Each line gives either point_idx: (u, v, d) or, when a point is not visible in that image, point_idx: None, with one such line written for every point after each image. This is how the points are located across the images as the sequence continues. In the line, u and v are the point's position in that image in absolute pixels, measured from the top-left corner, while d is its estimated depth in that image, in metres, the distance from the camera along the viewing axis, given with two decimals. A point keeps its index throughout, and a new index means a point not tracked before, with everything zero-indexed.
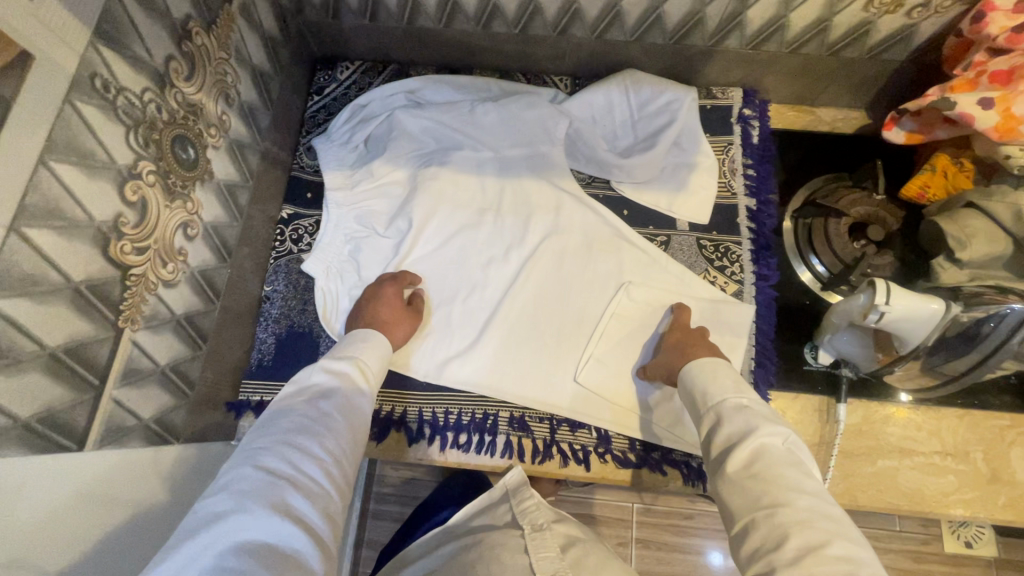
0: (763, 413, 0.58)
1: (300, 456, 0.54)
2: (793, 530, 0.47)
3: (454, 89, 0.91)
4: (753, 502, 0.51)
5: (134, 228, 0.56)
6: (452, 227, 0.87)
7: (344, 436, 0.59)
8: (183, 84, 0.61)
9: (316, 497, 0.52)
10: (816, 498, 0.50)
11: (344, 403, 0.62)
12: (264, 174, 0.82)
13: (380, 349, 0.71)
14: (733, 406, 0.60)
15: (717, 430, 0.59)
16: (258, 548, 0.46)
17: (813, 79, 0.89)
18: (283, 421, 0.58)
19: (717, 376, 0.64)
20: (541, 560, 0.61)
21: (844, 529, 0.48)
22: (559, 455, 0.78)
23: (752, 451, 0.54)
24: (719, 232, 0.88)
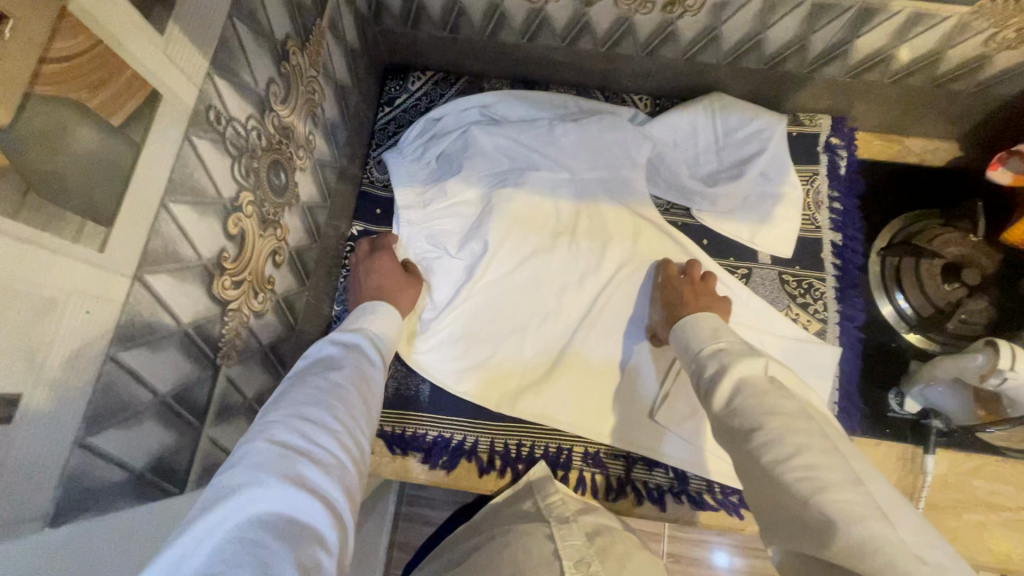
0: (739, 351, 0.60)
1: (315, 426, 0.49)
2: (770, 450, 0.49)
3: (530, 106, 0.88)
4: (736, 430, 0.53)
5: (233, 262, 0.53)
6: (525, 251, 0.84)
7: (357, 409, 0.54)
8: (280, 107, 0.58)
9: (334, 469, 0.47)
10: (790, 416, 0.50)
11: (357, 377, 0.58)
12: (338, 191, 0.80)
13: (387, 319, 0.68)
14: (711, 352, 0.62)
15: (702, 373, 0.61)
16: (276, 523, 0.40)
17: (910, 109, 0.85)
18: (295, 393, 0.52)
19: (700, 326, 0.67)
20: (567, 546, 0.61)
21: (818, 441, 0.48)
22: (633, 493, 0.77)
23: (735, 383, 0.56)
24: (803, 267, 0.84)
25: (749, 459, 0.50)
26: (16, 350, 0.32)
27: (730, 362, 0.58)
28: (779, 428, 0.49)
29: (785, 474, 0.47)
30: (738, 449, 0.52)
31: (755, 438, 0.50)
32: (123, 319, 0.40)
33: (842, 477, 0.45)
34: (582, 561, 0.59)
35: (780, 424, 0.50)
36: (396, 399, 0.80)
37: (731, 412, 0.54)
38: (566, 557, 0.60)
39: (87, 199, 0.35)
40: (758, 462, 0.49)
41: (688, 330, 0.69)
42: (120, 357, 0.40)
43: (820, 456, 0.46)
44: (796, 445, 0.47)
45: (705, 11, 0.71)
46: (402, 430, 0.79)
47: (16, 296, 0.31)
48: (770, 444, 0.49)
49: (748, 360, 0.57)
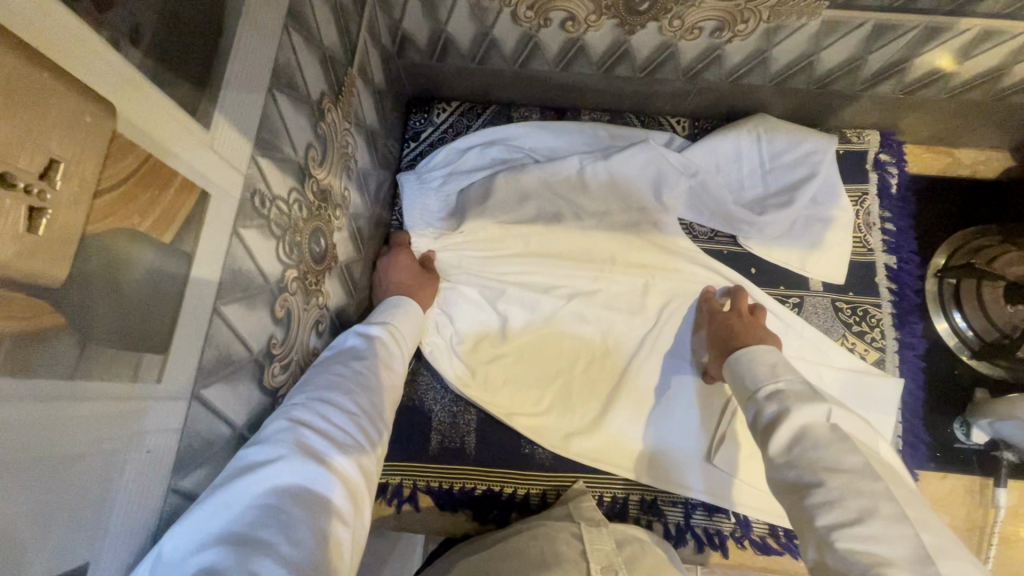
0: (798, 393, 0.52)
1: (335, 407, 0.46)
2: (826, 511, 0.43)
3: (562, 136, 0.83)
4: (788, 482, 0.47)
5: (281, 346, 0.49)
6: (566, 290, 0.80)
7: (380, 395, 0.51)
8: (318, 170, 0.54)
9: (353, 451, 0.44)
10: (851, 473, 0.44)
11: (382, 361, 0.54)
12: (370, 239, 0.76)
13: (411, 315, 0.63)
14: (769, 391, 0.54)
15: (758, 416, 0.54)
16: (293, 498, 0.38)
17: (964, 123, 0.81)
18: (317, 373, 0.49)
19: (755, 362, 0.59)
20: (596, 550, 0.58)
21: (883, 506, 0.42)
22: (693, 541, 0.74)
23: (796, 430, 0.49)
24: (857, 293, 0.80)
25: (802, 517, 0.45)
26: (82, 515, 0.29)
27: (789, 403, 0.51)
28: (841, 489, 0.43)
29: (840, 542, 0.41)
30: (791, 507, 0.46)
31: (809, 497, 0.45)
32: (182, 444, 0.36)
33: (906, 555, 0.39)
34: (609, 566, 0.55)
35: (842, 483, 0.43)
36: (441, 453, 0.76)
37: (787, 462, 0.48)
38: (592, 560, 0.56)
39: (143, 330, 0.31)
40: (811, 522, 0.44)
41: (736, 364, 0.61)
42: (180, 485, 0.37)
43: (887, 526, 0.40)
44: (858, 511, 0.42)
45: (756, 35, 0.67)
46: (448, 485, 0.76)
47: (80, 458, 0.28)
48: (830, 504, 0.43)
49: (808, 405, 0.50)
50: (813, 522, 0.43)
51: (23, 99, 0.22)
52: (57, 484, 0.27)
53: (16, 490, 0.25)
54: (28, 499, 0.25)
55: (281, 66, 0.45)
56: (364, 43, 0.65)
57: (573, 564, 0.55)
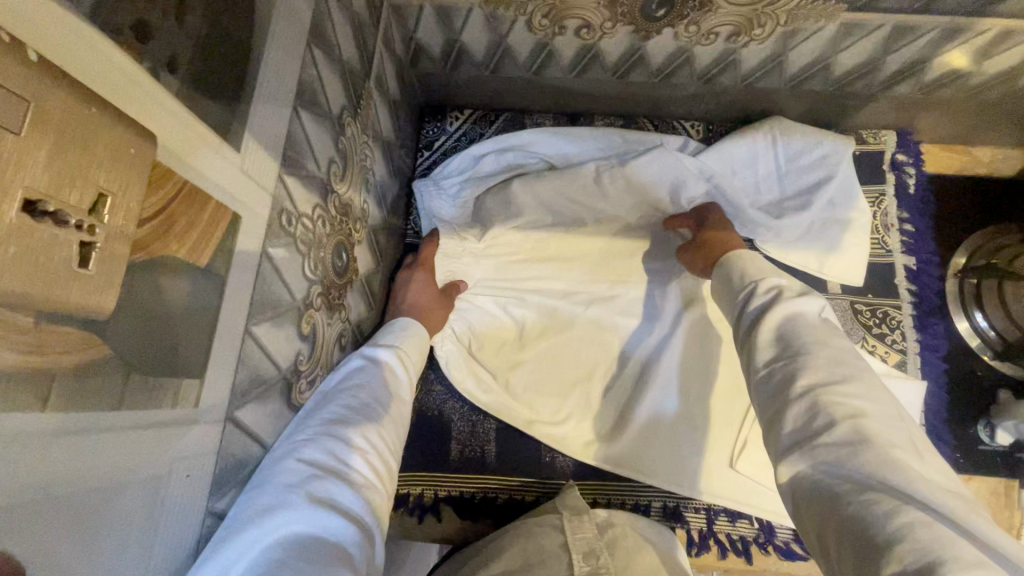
0: (794, 288, 0.53)
1: (342, 447, 0.44)
2: (810, 373, 0.44)
3: (576, 143, 0.83)
4: (770, 356, 0.48)
5: (307, 362, 0.49)
6: (584, 293, 0.80)
7: (386, 429, 0.50)
8: (339, 185, 0.54)
9: (361, 492, 0.43)
10: (841, 352, 0.46)
11: (388, 391, 0.53)
12: (386, 250, 0.76)
13: (418, 338, 0.62)
14: (766, 283, 0.55)
15: (749, 301, 0.55)
16: (304, 546, 0.36)
17: (983, 121, 0.80)
18: (323, 406, 0.47)
19: (751, 262, 0.59)
20: (577, 539, 0.60)
21: (862, 375, 0.44)
22: (717, 546, 0.74)
23: (787, 317, 0.50)
24: (876, 295, 0.80)
25: (778, 383, 0.46)
26: (127, 541, 0.29)
27: (787, 293, 0.52)
28: (827, 357, 0.45)
29: (822, 394, 0.43)
30: (765, 375, 0.48)
31: (791, 364, 0.46)
32: (218, 465, 0.36)
33: (878, 412, 0.42)
34: (589, 555, 0.58)
35: (829, 355, 0.45)
36: (461, 462, 0.76)
37: (772, 342, 0.49)
38: (574, 549, 0.58)
39: (183, 352, 0.32)
40: (788, 386, 0.45)
41: (726, 267, 0.62)
42: (216, 507, 0.37)
43: (865, 391, 0.43)
44: (841, 374, 0.44)
45: (772, 39, 0.67)
46: (469, 494, 0.75)
47: (123, 487, 0.28)
48: (814, 367, 0.45)
49: (806, 298, 0.51)
50: (792, 383, 0.45)
51: (79, 139, 0.22)
52: (103, 514, 0.27)
53: (62, 526, 0.25)
54: (75, 532, 0.25)
55: (305, 84, 0.45)
56: (380, 55, 0.65)
57: (556, 560, 0.57)
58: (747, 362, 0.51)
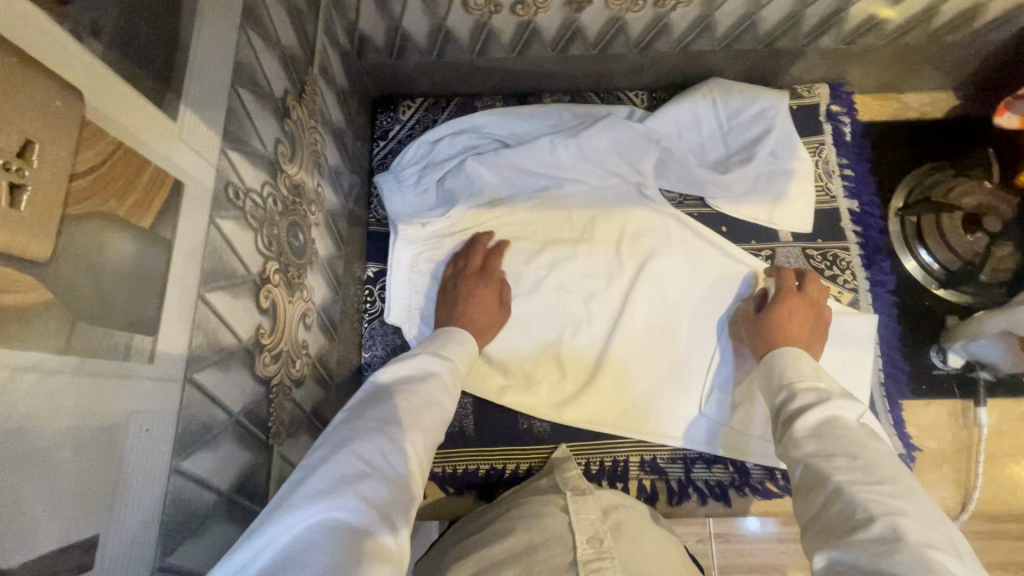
0: (839, 391, 0.56)
1: (387, 444, 0.46)
2: (849, 472, 0.47)
3: (526, 121, 0.86)
4: (808, 452, 0.51)
5: (269, 336, 0.51)
6: (548, 262, 0.82)
7: (430, 433, 0.51)
8: (288, 165, 0.56)
9: (400, 488, 0.44)
10: (877, 451, 0.48)
11: (441, 400, 0.55)
12: (349, 237, 0.77)
13: (468, 352, 0.65)
14: (808, 387, 0.58)
15: (786, 402, 0.58)
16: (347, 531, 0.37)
17: (906, 67, 0.85)
18: (388, 397, 0.51)
19: (796, 362, 0.62)
20: (580, 520, 0.59)
21: (902, 477, 0.46)
22: (696, 494, 0.76)
23: (828, 416, 0.53)
24: (825, 240, 0.83)
25: (816, 478, 0.48)
26: (88, 486, 0.30)
27: (828, 395, 0.55)
28: (866, 458, 0.47)
29: (859, 493, 0.45)
30: (805, 469, 0.50)
31: (830, 461, 0.48)
32: (179, 427, 0.37)
33: (917, 510, 0.43)
34: (596, 535, 0.56)
35: (870, 458, 0.48)
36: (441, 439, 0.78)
37: (810, 436, 0.52)
38: (579, 531, 0.57)
39: (133, 308, 0.33)
40: (827, 480, 0.47)
41: (769, 364, 0.65)
42: (182, 466, 0.38)
43: (902, 488, 0.45)
44: (881, 477, 0.46)
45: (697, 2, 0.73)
46: (451, 468, 0.77)
47: (74, 435, 0.29)
48: (853, 467, 0.47)
49: (849, 401, 0.54)
50: (828, 480, 0.47)
51: None
52: (49, 466, 0.27)
53: (2, 467, 0.25)
54: (25, 472, 0.26)
55: (241, 63, 0.47)
56: (323, 43, 0.67)
57: (560, 540, 0.56)
58: (786, 448, 0.54)
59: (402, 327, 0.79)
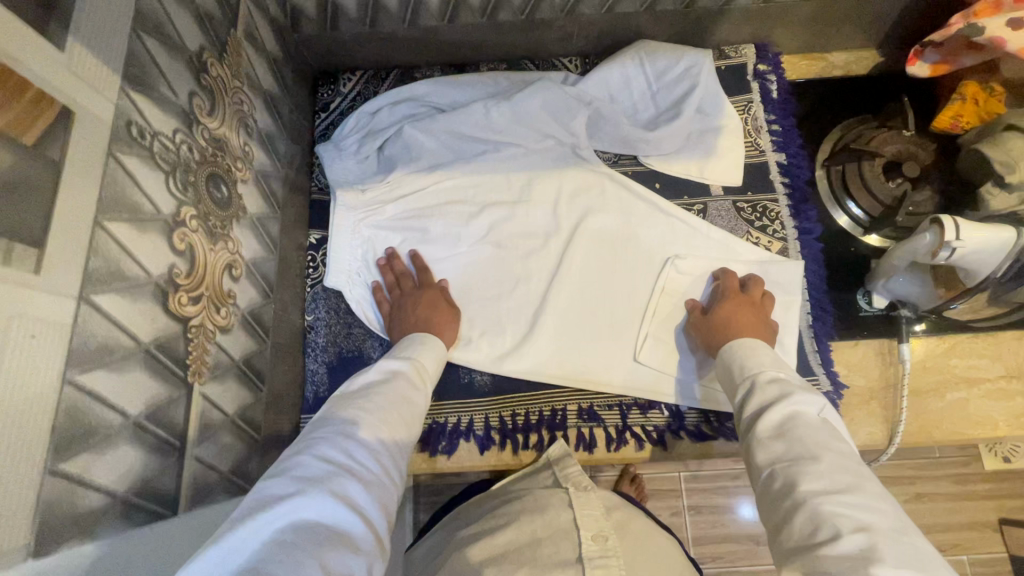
0: (797, 385, 0.59)
1: (356, 445, 0.50)
2: (815, 480, 0.49)
3: (463, 89, 0.88)
4: (774, 456, 0.53)
5: (187, 278, 0.53)
6: (487, 223, 0.85)
7: (400, 429, 0.56)
8: (207, 119, 0.58)
9: (373, 486, 0.49)
10: (841, 456, 0.51)
11: (405, 396, 0.60)
12: (287, 203, 0.79)
13: (436, 350, 0.70)
14: (769, 378, 0.61)
15: (748, 396, 0.61)
16: (317, 527, 0.42)
17: (825, 24, 0.88)
18: (356, 399, 0.56)
19: (755, 354, 0.65)
20: (584, 515, 0.62)
21: (867, 484, 0.49)
22: (634, 439, 0.78)
23: (790, 413, 0.56)
24: (754, 192, 0.86)
25: (783, 487, 0.51)
26: None
27: (789, 392, 0.58)
28: (830, 463, 0.50)
29: (823, 504, 0.47)
30: (770, 472, 0.53)
31: (796, 467, 0.51)
32: (74, 340, 0.39)
33: (883, 524, 0.45)
34: (601, 533, 0.59)
35: (833, 462, 0.50)
36: None
37: (775, 438, 0.54)
38: (584, 527, 0.60)
39: (13, 215, 0.35)
40: (795, 489, 0.50)
41: (727, 357, 0.68)
42: (78, 380, 0.39)
43: (871, 502, 0.47)
44: (846, 484, 0.48)
45: None
46: None
47: None
48: (819, 475, 0.49)
49: (807, 396, 0.57)
50: (795, 489, 0.50)
51: None
52: None
53: None
54: None
55: (144, 11, 0.49)
56: (248, 10, 0.69)
57: (565, 535, 0.59)
58: (751, 447, 0.56)
59: (342, 289, 0.82)
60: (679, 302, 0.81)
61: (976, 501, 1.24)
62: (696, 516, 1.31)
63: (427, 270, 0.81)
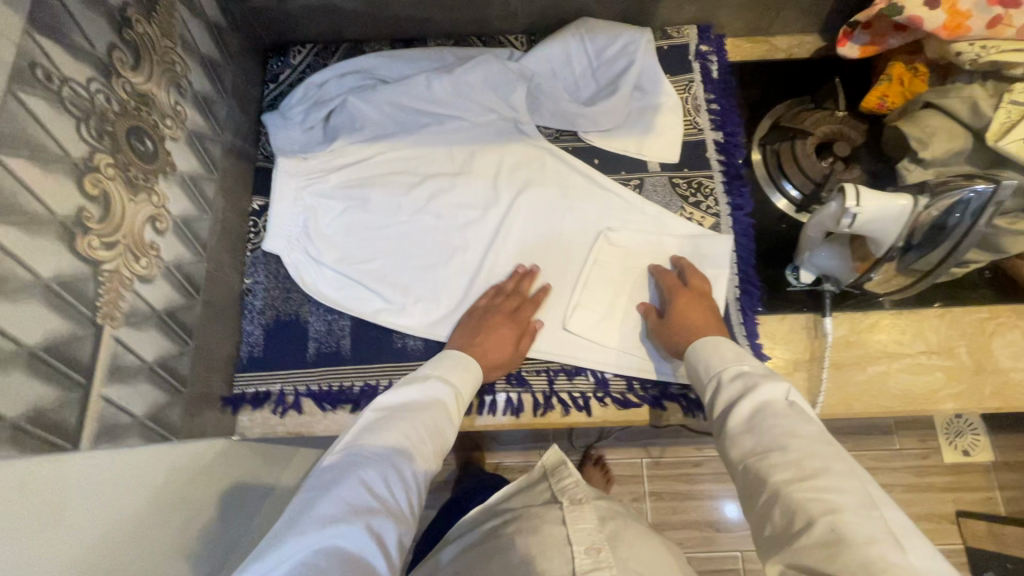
0: (762, 373, 0.61)
1: (391, 476, 0.54)
2: (784, 470, 0.51)
3: (409, 63, 0.90)
4: (747, 449, 0.55)
5: (100, 222, 0.54)
6: (427, 193, 0.87)
7: (431, 460, 0.60)
8: (131, 74, 0.60)
9: (402, 522, 0.53)
10: (809, 440, 0.52)
11: (442, 424, 0.63)
12: (228, 167, 0.81)
13: (472, 375, 0.72)
14: (733, 373, 0.63)
15: (717, 392, 0.63)
16: (349, 559, 0.47)
17: (765, 8, 0.88)
18: (393, 423, 0.60)
19: (717, 349, 0.67)
20: (577, 531, 0.65)
21: (836, 464, 0.50)
22: (560, 405, 0.79)
23: (757, 404, 0.58)
24: (691, 169, 0.88)
25: (757, 480, 0.53)
26: None
27: (751, 381, 0.60)
28: (796, 451, 0.52)
29: (792, 493, 0.49)
30: (745, 465, 0.55)
31: (767, 459, 0.53)
32: None
33: (851, 503, 0.47)
34: (592, 545, 0.63)
35: (799, 448, 0.52)
36: (318, 358, 0.81)
37: (744, 432, 0.56)
38: (577, 541, 0.64)
39: None
40: (767, 481, 0.51)
41: (693, 356, 0.69)
42: None
43: (837, 482, 0.49)
44: (813, 468, 0.50)
45: None
46: (326, 385, 0.80)
47: None
48: (787, 465, 0.51)
49: (771, 384, 0.59)
50: (767, 481, 0.52)
51: None
52: None
53: None
54: None
55: None
56: None
57: (558, 549, 0.63)
58: (726, 441, 0.58)
59: (281, 254, 0.84)
60: (610, 273, 0.83)
61: (931, 491, 1.37)
62: (656, 501, 1.43)
63: (536, 304, 0.80)
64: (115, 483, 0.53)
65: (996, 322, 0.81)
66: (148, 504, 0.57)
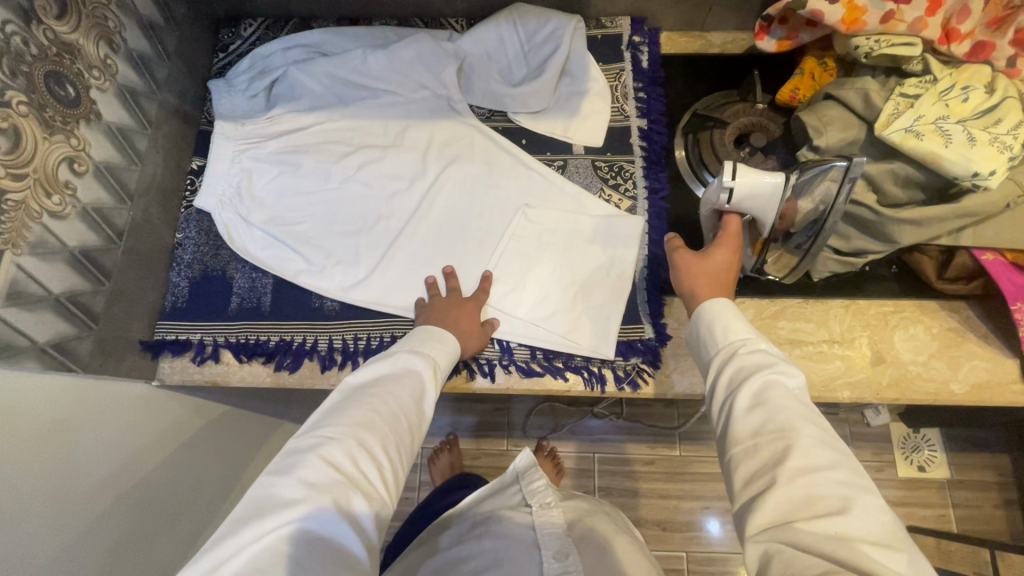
0: (781, 358, 0.55)
1: (364, 454, 0.54)
2: (800, 454, 0.46)
3: (351, 40, 0.94)
4: (755, 427, 0.50)
5: (8, 153, 0.59)
6: (357, 162, 0.90)
7: (408, 437, 0.59)
8: (54, 22, 0.66)
9: (377, 501, 0.53)
10: (821, 431, 0.49)
11: (415, 397, 0.62)
12: (166, 126, 0.85)
13: (449, 347, 0.71)
14: (752, 347, 0.56)
15: (728, 361, 0.56)
16: (316, 539, 0.47)
17: (695, 4, 0.91)
18: (365, 399, 0.59)
19: (732, 317, 0.60)
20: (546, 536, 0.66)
21: (846, 462, 0.47)
22: (465, 370, 0.81)
23: (770, 380, 0.52)
24: (614, 153, 0.91)
25: (767, 459, 0.47)
26: None
27: (771, 360, 0.54)
28: (808, 438, 0.47)
29: (806, 480, 0.45)
30: (749, 447, 0.49)
31: (780, 439, 0.48)
32: None
33: (859, 497, 0.44)
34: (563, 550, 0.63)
35: (815, 437, 0.48)
36: (239, 312, 0.85)
37: (752, 409, 0.51)
38: (545, 547, 0.64)
39: None
40: (778, 463, 0.47)
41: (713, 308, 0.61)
42: None
43: (844, 476, 0.45)
44: (829, 461, 0.46)
45: None
46: (244, 337, 0.83)
47: None
48: (801, 449, 0.47)
49: (790, 370, 0.53)
50: (782, 462, 0.46)
51: None
52: None
53: None
54: None
55: None
56: None
57: (526, 555, 0.63)
58: (726, 424, 0.53)
59: (211, 211, 0.87)
60: (526, 247, 0.86)
61: None
62: (604, 497, 1.39)
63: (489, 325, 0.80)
64: (15, 395, 0.58)
65: (899, 316, 0.82)
66: (59, 415, 0.62)
